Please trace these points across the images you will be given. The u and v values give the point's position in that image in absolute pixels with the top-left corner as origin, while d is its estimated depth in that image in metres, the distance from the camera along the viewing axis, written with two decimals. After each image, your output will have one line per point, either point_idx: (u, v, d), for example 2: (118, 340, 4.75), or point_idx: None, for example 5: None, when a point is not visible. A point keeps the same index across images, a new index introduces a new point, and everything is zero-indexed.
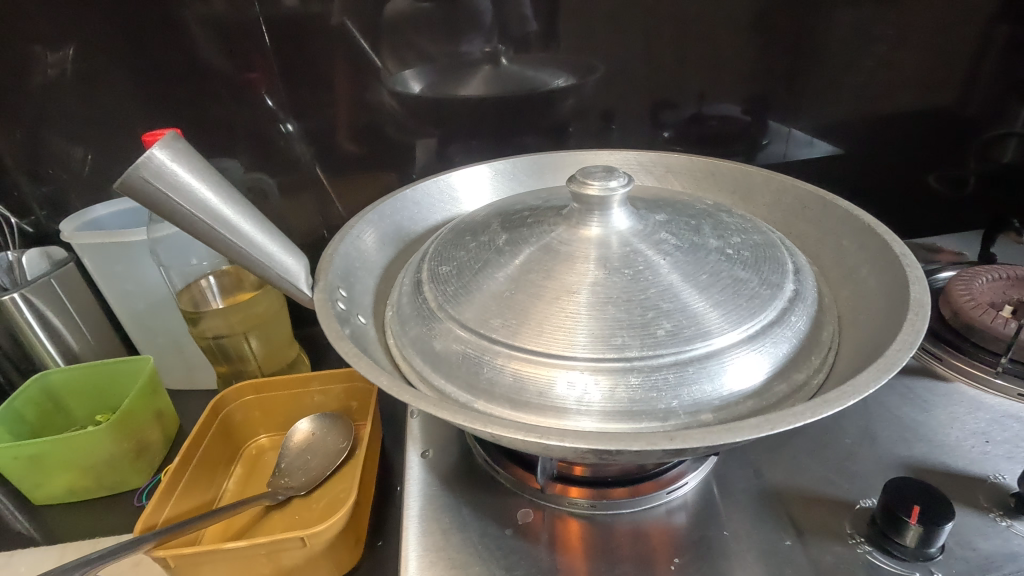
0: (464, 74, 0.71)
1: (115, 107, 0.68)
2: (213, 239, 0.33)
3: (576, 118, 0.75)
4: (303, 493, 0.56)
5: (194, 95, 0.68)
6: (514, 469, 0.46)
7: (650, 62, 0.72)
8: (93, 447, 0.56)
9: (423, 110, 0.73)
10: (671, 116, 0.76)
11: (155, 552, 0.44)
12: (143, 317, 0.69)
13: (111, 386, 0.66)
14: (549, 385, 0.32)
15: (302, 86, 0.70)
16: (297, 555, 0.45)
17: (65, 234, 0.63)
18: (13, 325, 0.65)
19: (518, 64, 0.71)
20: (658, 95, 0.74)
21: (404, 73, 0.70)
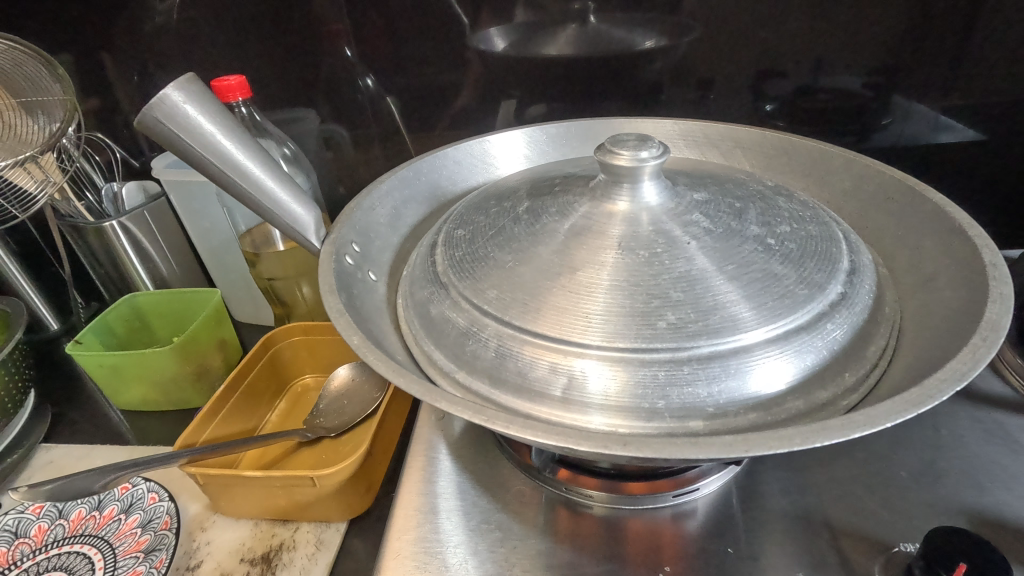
0: (548, 34, 0.67)
1: (214, 56, 0.73)
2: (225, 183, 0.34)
3: (666, 84, 0.69)
4: (333, 435, 0.59)
5: (282, 46, 0.71)
6: (519, 446, 0.45)
7: (759, 23, 0.63)
8: (160, 364, 0.63)
9: (502, 69, 0.70)
10: (777, 87, 0.67)
11: (187, 468, 0.48)
12: (219, 253, 0.75)
13: (187, 311, 0.72)
14: (532, 365, 0.30)
15: (380, 41, 0.70)
16: (309, 492, 0.48)
17: (156, 170, 0.69)
18: (114, 249, 0.73)
19: (607, 24, 0.66)
20: (762, 63, 0.66)
21: (489, 30, 0.68)
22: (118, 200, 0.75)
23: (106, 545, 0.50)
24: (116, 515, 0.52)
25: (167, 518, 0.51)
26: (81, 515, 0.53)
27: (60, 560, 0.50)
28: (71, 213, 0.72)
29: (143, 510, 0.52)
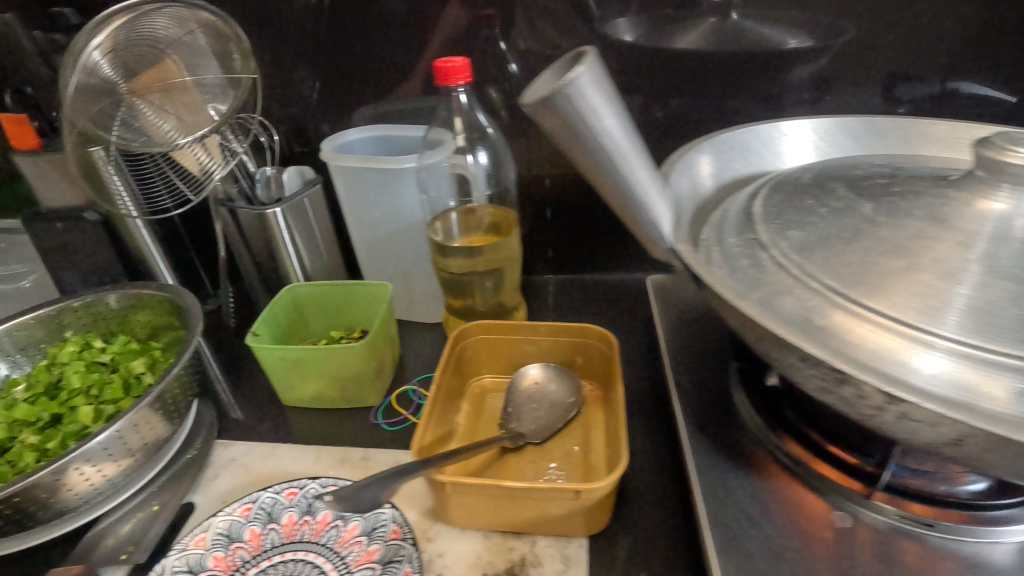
0: (682, 25, 0.65)
1: (351, 35, 0.67)
2: (609, 191, 0.36)
3: (794, 88, 0.67)
4: (538, 441, 0.56)
5: (425, 29, 0.66)
6: (787, 442, 0.44)
7: (903, 28, 0.62)
8: (346, 361, 0.59)
9: (629, 62, 0.66)
10: (909, 90, 0.65)
11: (436, 477, 0.45)
12: (379, 245, 0.71)
13: (349, 305, 0.69)
14: (884, 348, 0.31)
15: (528, 28, 0.65)
16: (564, 506, 0.45)
17: (329, 155, 0.65)
18: (272, 237, 0.70)
19: (752, 19, 0.64)
20: (895, 67, 0.64)
21: (619, 20, 0.65)
22: (278, 182, 0.71)
23: (332, 553, 0.47)
24: (332, 521, 0.49)
25: (395, 526, 0.48)
26: (293, 521, 0.50)
27: (285, 568, 0.47)
28: (230, 197, 0.69)
29: (362, 517, 0.49)
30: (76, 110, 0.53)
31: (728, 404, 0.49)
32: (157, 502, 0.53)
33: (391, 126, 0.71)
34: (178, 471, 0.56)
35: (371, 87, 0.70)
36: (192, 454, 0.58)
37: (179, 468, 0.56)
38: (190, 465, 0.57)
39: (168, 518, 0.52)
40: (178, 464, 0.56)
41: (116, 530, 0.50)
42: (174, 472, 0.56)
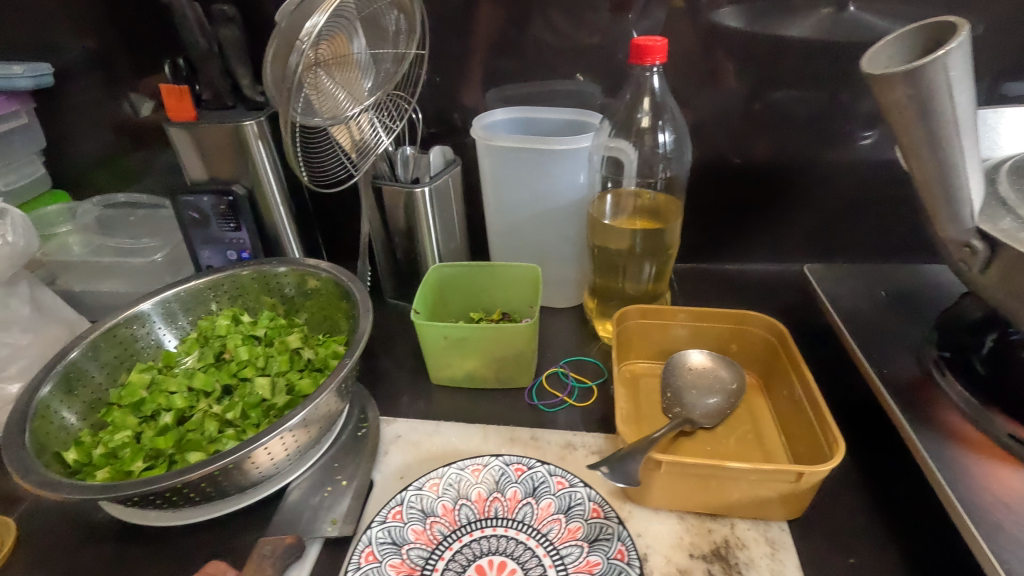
0: (796, 13, 0.65)
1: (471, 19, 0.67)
2: (925, 170, 0.39)
3: None
4: (709, 427, 0.56)
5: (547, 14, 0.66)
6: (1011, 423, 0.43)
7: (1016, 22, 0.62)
8: (508, 341, 0.60)
9: (743, 50, 0.67)
10: (1018, 88, 0.65)
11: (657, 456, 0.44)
12: (518, 228, 0.71)
13: (492, 288, 0.69)
14: None
15: (651, 17, 0.66)
16: (780, 489, 0.44)
17: (484, 134, 0.65)
18: (416, 217, 0.70)
19: (867, 12, 0.64)
20: (1005, 64, 0.64)
21: (723, 8, 0.65)
22: (420, 163, 0.70)
23: (532, 530, 0.47)
24: (524, 498, 0.49)
25: (595, 505, 0.47)
26: (483, 498, 0.50)
27: (488, 544, 0.47)
28: (377, 173, 0.69)
29: (554, 495, 0.49)
30: (274, 89, 0.52)
31: (936, 383, 0.48)
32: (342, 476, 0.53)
33: (532, 108, 0.70)
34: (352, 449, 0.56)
35: (513, 70, 0.70)
36: (362, 432, 0.58)
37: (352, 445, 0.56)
38: (363, 442, 0.57)
39: (358, 494, 0.51)
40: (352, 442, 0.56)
41: (305, 502, 0.51)
42: (350, 449, 0.56)
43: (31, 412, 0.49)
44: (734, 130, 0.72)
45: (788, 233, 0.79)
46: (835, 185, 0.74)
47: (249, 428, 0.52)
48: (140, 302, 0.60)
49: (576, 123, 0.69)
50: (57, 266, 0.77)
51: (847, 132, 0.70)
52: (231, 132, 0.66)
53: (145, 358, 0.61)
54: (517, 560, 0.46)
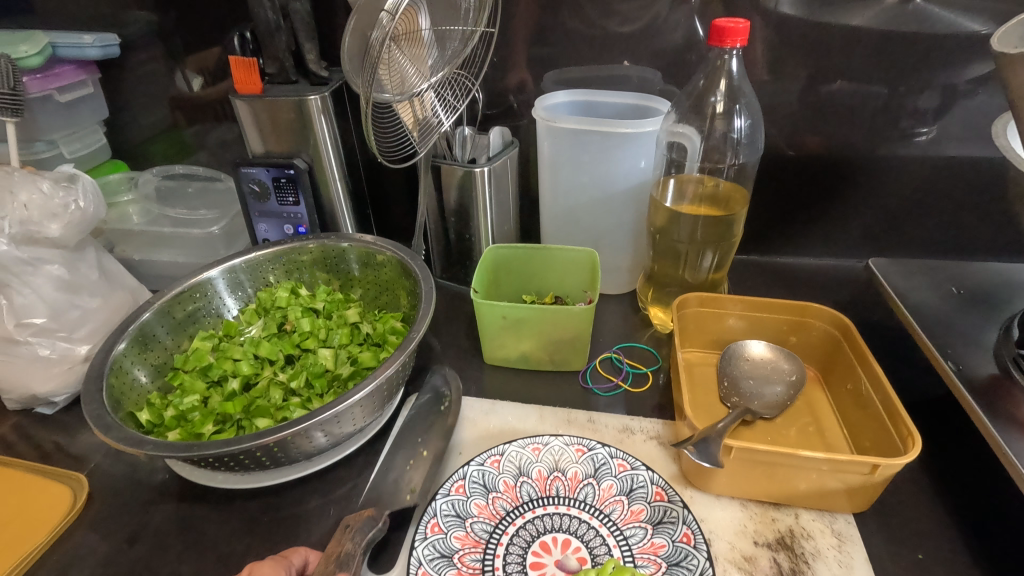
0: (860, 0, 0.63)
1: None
2: None
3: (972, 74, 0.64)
4: (769, 417, 0.55)
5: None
6: None
7: None
8: (566, 323, 0.60)
9: (803, 38, 0.65)
10: None
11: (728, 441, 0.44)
12: (574, 212, 0.71)
13: (546, 270, 0.69)
14: None
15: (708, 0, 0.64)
16: (851, 480, 0.44)
17: (547, 116, 0.65)
18: (474, 196, 0.70)
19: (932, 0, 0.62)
20: None
21: None
22: (478, 143, 0.70)
23: (594, 510, 0.47)
24: (585, 479, 0.49)
25: (657, 488, 0.47)
26: (544, 476, 0.50)
27: (551, 521, 0.47)
28: (439, 153, 0.70)
29: (616, 477, 0.49)
30: (356, 66, 0.54)
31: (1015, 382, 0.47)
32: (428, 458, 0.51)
33: (591, 91, 0.70)
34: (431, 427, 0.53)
35: (570, 52, 0.70)
36: (443, 406, 0.55)
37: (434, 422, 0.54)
38: (444, 417, 0.54)
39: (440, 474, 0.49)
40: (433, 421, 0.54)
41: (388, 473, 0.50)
42: (430, 422, 0.54)
43: (108, 370, 0.51)
44: (791, 120, 0.70)
45: (844, 228, 0.77)
46: (898, 181, 0.72)
47: (314, 397, 0.53)
48: (209, 270, 0.61)
49: (638, 107, 0.69)
50: (116, 234, 0.79)
51: (915, 126, 0.68)
52: (295, 106, 0.66)
53: (210, 325, 0.63)
54: (580, 538, 0.46)
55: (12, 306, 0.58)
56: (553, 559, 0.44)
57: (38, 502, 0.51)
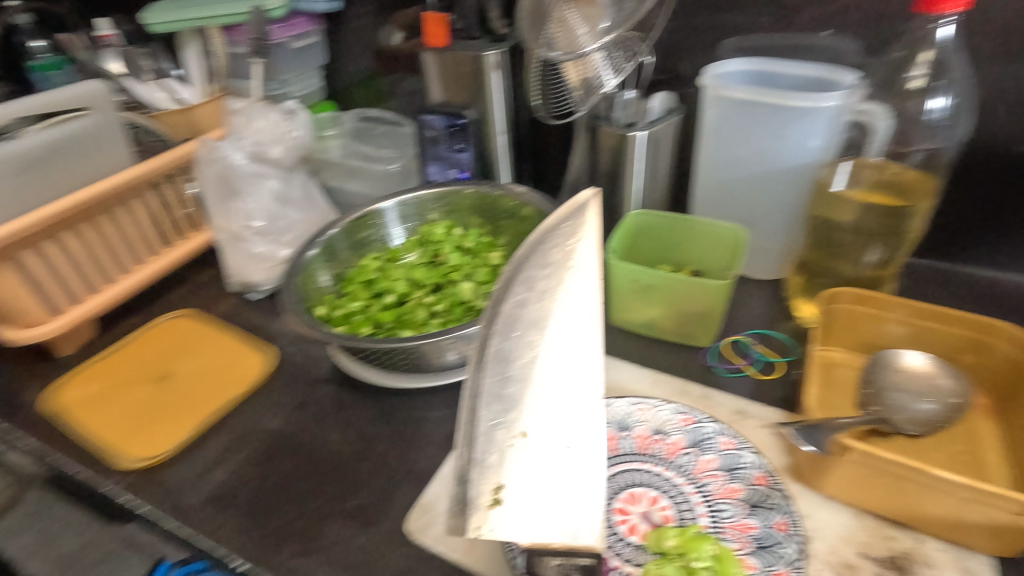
0: None
1: None
2: None
3: None
4: (913, 434, 0.50)
5: None
6: None
7: None
8: (698, 297, 0.59)
9: None
10: None
11: (845, 442, 0.42)
12: (728, 189, 0.68)
13: (687, 243, 0.67)
14: None
15: None
16: (994, 516, 0.39)
17: (715, 84, 0.63)
18: (626, 161, 0.70)
19: None
20: None
21: None
22: (640, 107, 0.69)
23: (688, 478, 0.48)
24: (686, 447, 0.50)
25: (760, 473, 0.46)
26: (645, 435, 0.51)
27: (643, 476, 0.48)
28: (597, 113, 0.71)
29: (718, 453, 0.49)
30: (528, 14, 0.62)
31: None
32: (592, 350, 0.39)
33: (769, 61, 0.65)
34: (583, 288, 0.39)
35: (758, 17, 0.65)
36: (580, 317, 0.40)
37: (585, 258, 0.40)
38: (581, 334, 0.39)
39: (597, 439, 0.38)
40: (580, 276, 0.39)
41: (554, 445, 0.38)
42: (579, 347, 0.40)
43: (299, 270, 0.62)
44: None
45: None
46: None
47: (451, 321, 0.60)
48: (383, 202, 0.71)
49: (823, 80, 0.63)
50: (319, 163, 0.92)
51: None
52: (475, 60, 0.72)
53: (380, 249, 0.73)
54: (669, 497, 0.47)
55: (241, 209, 0.73)
56: (639, 512, 0.46)
57: (242, 364, 0.66)
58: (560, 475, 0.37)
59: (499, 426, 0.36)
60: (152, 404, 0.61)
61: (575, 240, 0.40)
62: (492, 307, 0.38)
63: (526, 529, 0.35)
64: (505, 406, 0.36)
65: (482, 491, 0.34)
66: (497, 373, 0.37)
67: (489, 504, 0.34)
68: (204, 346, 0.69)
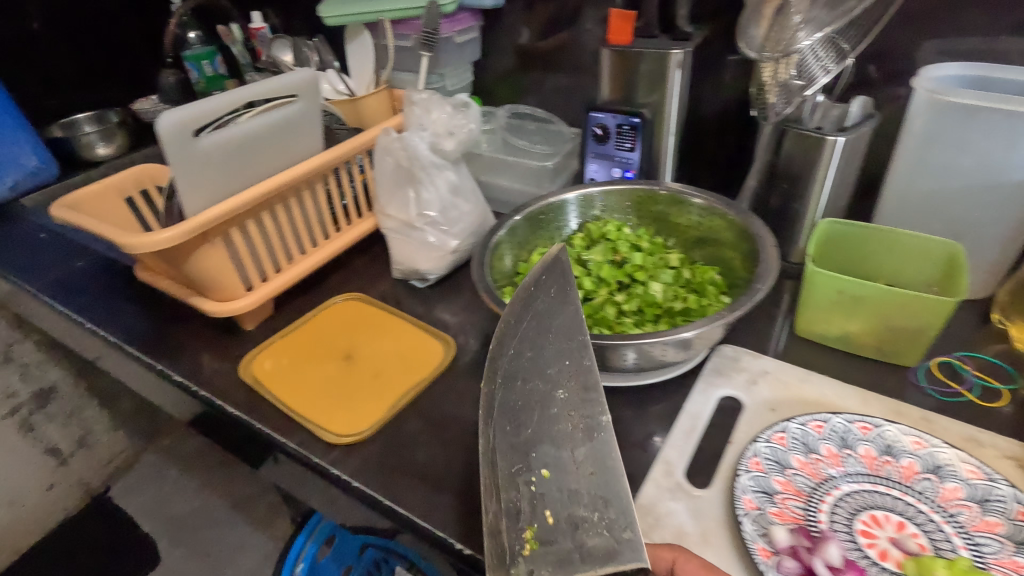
0: None
1: None
2: None
3: None
4: None
5: None
6: None
7: None
8: (917, 314, 0.55)
9: None
10: None
11: None
12: (932, 201, 0.65)
13: (887, 256, 0.64)
14: None
15: None
16: None
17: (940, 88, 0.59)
18: (817, 168, 0.68)
19: None
20: None
21: None
22: (831, 114, 0.69)
23: (933, 505, 0.45)
24: (922, 472, 0.47)
25: (1021, 508, 0.43)
26: (872, 455, 0.49)
27: (880, 499, 0.46)
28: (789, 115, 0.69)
29: (963, 481, 0.46)
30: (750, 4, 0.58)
31: None
32: (591, 386, 0.47)
33: (990, 68, 0.62)
34: (568, 333, 0.50)
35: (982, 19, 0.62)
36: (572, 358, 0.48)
37: (563, 298, 0.52)
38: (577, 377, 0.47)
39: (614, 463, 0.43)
40: (562, 320, 0.51)
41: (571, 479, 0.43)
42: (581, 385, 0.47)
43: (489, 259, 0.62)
44: None
45: None
46: None
47: (646, 322, 0.60)
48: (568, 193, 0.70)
49: None
50: (471, 157, 0.94)
51: None
52: (657, 58, 0.71)
53: (548, 245, 0.73)
54: (913, 522, 0.44)
55: (417, 198, 0.75)
56: (885, 536, 0.43)
57: (426, 352, 0.68)
58: (579, 496, 0.41)
59: (522, 471, 0.44)
60: (344, 382, 0.65)
61: (557, 290, 0.53)
62: (495, 364, 0.50)
63: (554, 556, 0.39)
64: (519, 451, 0.44)
65: (518, 539, 0.41)
66: (508, 426, 0.46)
67: (526, 549, 0.40)
68: (385, 332, 0.72)
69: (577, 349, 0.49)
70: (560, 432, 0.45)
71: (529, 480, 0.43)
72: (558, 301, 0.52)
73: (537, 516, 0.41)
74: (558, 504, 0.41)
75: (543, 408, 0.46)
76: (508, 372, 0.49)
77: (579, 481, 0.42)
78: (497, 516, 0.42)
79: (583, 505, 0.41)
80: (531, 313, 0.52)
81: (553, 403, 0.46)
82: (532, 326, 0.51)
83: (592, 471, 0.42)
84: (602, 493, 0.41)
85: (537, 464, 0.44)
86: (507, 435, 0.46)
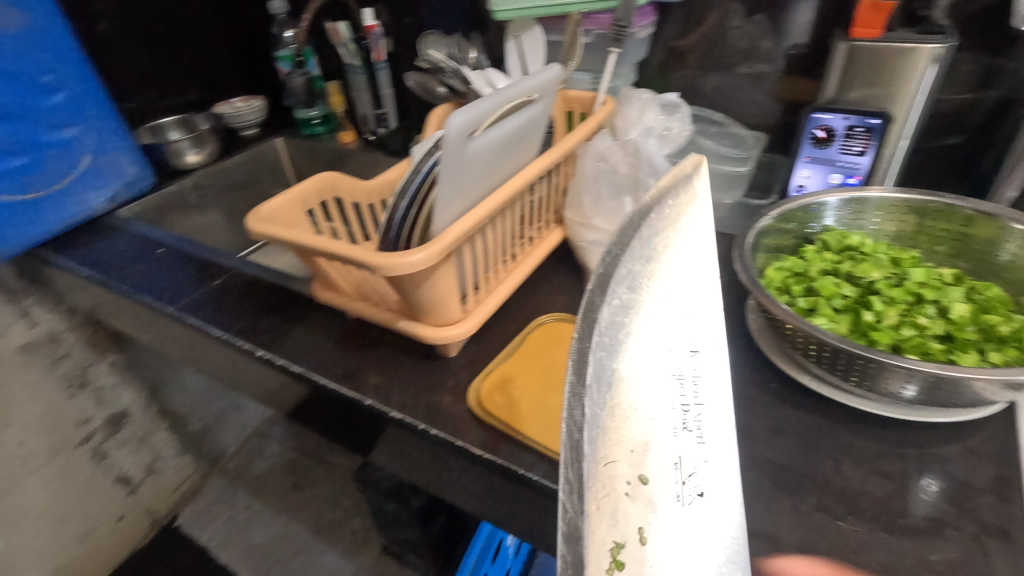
0: None
1: None
2: None
3: None
4: None
5: None
6: None
7: None
8: None
9: None
10: None
11: None
12: None
13: None
14: None
15: None
16: None
17: None
18: None
19: None
20: None
21: None
22: None
23: None
24: None
25: None
26: None
27: None
28: None
29: None
30: None
31: None
32: (704, 380, 0.40)
33: None
34: (688, 296, 0.41)
35: None
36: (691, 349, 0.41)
37: (688, 252, 0.42)
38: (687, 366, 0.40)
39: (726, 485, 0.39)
40: (682, 276, 0.41)
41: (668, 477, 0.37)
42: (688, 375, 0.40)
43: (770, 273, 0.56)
44: None
45: None
46: None
47: (949, 343, 0.55)
48: (827, 195, 0.67)
49: None
50: None
51: None
52: (910, 54, 0.65)
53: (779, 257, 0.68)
54: None
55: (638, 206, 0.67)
56: None
57: None
58: (690, 520, 0.36)
59: (616, 468, 0.34)
60: None
61: (685, 233, 0.42)
62: (592, 311, 0.37)
63: None
64: (620, 455, 0.34)
65: (605, 554, 0.31)
66: (604, 404, 0.34)
67: (611, 568, 0.31)
68: None
69: (695, 327, 0.41)
70: (667, 431, 0.37)
71: (624, 484, 0.34)
72: (684, 249, 0.42)
73: (629, 528, 0.33)
74: (657, 521, 0.34)
75: (649, 392, 0.37)
76: (619, 336, 0.37)
77: (679, 488, 0.37)
78: (579, 517, 0.31)
79: (690, 535, 0.36)
80: (646, 256, 0.41)
81: (662, 390, 0.38)
82: (646, 279, 0.40)
83: (703, 487, 0.37)
84: (712, 524, 0.37)
85: (636, 465, 0.35)
86: (602, 414, 0.34)
